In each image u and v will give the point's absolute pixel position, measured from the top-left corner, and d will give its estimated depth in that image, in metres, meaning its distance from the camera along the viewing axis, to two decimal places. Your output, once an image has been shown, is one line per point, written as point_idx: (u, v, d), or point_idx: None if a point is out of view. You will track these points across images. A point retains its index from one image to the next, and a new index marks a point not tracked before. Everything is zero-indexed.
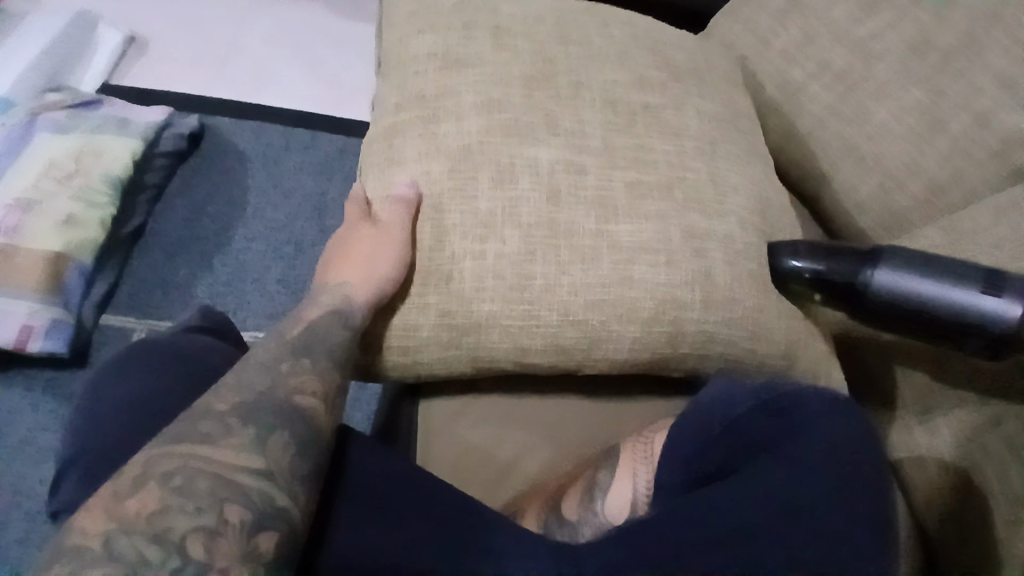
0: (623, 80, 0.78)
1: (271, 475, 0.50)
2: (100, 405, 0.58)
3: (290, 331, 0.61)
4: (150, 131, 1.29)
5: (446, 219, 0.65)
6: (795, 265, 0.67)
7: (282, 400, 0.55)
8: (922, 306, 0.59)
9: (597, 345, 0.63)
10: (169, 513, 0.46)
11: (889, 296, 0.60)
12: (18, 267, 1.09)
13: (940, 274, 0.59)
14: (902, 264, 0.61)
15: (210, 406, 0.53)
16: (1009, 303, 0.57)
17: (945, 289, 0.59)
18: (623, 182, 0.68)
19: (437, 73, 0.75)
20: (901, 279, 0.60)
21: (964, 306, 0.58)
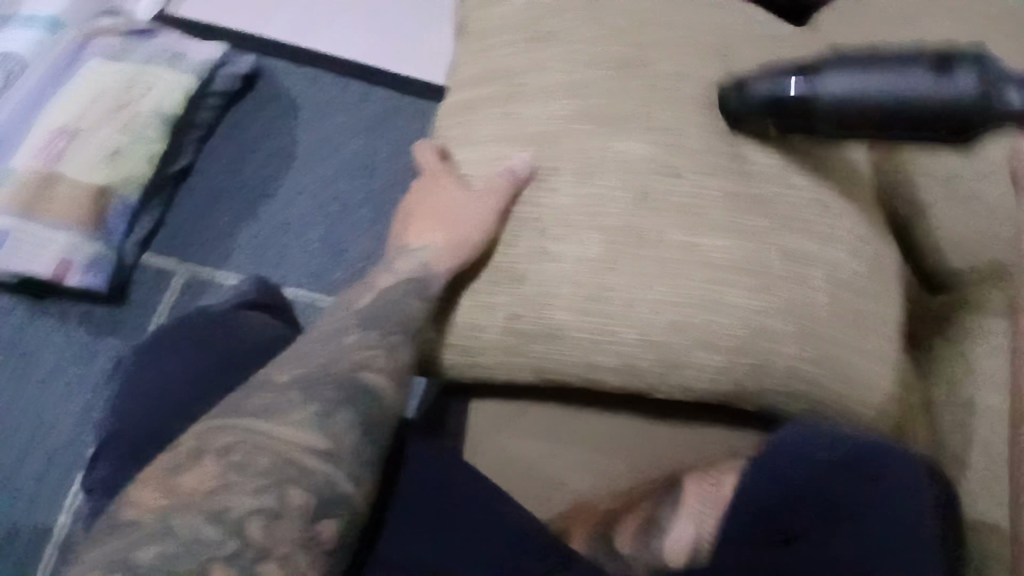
0: (730, 66, 0.69)
1: (332, 455, 0.47)
2: (146, 379, 0.54)
3: (360, 300, 0.58)
4: (205, 69, 1.23)
5: (523, 214, 0.59)
6: (736, 97, 0.62)
7: (345, 373, 0.51)
8: (889, 92, 0.53)
9: (672, 368, 0.58)
10: (227, 492, 0.45)
11: (833, 101, 0.56)
12: (60, 199, 1.07)
13: (871, 63, 0.55)
14: (837, 69, 0.56)
15: (271, 377, 0.51)
16: (956, 76, 0.52)
17: (895, 78, 0.53)
18: (721, 190, 0.61)
19: (522, 46, 0.68)
20: (836, 77, 0.56)
21: (900, 91, 0.53)
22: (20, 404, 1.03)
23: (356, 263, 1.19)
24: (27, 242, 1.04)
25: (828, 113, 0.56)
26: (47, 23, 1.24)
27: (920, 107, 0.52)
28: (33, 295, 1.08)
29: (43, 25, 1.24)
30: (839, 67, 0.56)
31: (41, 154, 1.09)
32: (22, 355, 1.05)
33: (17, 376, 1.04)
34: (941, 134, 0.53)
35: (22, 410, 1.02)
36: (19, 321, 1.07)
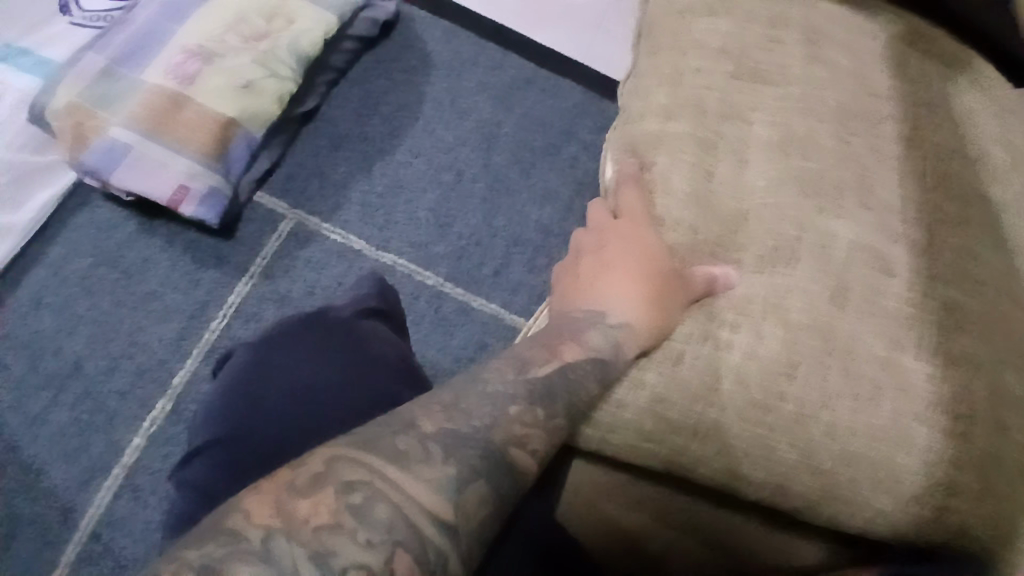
0: (962, 150, 0.58)
1: (457, 529, 0.38)
2: (261, 391, 0.51)
3: (534, 364, 0.47)
4: (349, 8, 1.16)
5: (695, 283, 0.51)
6: None
7: (496, 441, 0.42)
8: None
9: (829, 499, 0.48)
10: (339, 534, 0.35)
11: None
12: (185, 123, 1.03)
13: None
14: None
15: (414, 421, 0.41)
16: None
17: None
18: (934, 301, 0.52)
19: (726, 81, 0.59)
20: None
21: None
22: (110, 320, 0.99)
23: (461, 242, 1.11)
24: (147, 160, 1.01)
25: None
26: None
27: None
28: (145, 213, 1.05)
29: None
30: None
31: (172, 72, 1.05)
32: (120, 271, 1.01)
33: (114, 290, 1.00)
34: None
35: (115, 325, 0.98)
36: (125, 234, 1.03)
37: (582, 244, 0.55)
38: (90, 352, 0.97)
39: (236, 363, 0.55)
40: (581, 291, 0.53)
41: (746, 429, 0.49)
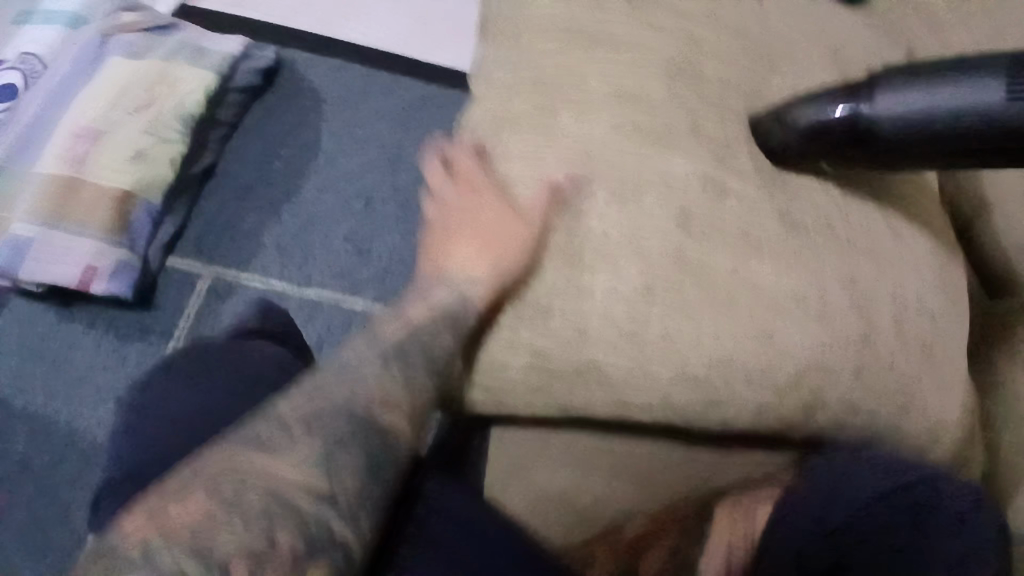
0: (784, 73, 0.63)
1: (332, 497, 0.43)
2: (156, 426, 0.52)
3: (383, 329, 0.53)
4: (227, 63, 1.17)
5: (552, 239, 0.54)
6: (778, 133, 0.56)
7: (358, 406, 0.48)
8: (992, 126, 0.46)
9: (710, 405, 0.53)
10: (214, 529, 0.40)
11: (880, 122, 0.50)
12: (84, 203, 1.03)
13: (924, 74, 0.49)
14: (889, 80, 0.50)
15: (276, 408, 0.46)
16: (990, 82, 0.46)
17: (972, 90, 0.46)
18: (772, 208, 0.55)
19: (557, 50, 0.61)
20: (887, 93, 0.49)
21: (956, 102, 0.47)
22: (43, 412, 0.98)
23: (382, 262, 1.12)
24: (53, 248, 1.01)
25: (947, 142, 0.48)
26: (69, 19, 1.17)
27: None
28: (60, 301, 1.04)
29: (62, 20, 1.18)
30: (897, 89, 0.49)
31: (67, 158, 1.05)
32: (45, 361, 1.01)
33: (43, 383, 0.99)
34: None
35: (51, 417, 0.98)
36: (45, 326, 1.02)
37: (433, 217, 0.63)
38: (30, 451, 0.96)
39: (128, 407, 0.55)
40: (436, 252, 0.61)
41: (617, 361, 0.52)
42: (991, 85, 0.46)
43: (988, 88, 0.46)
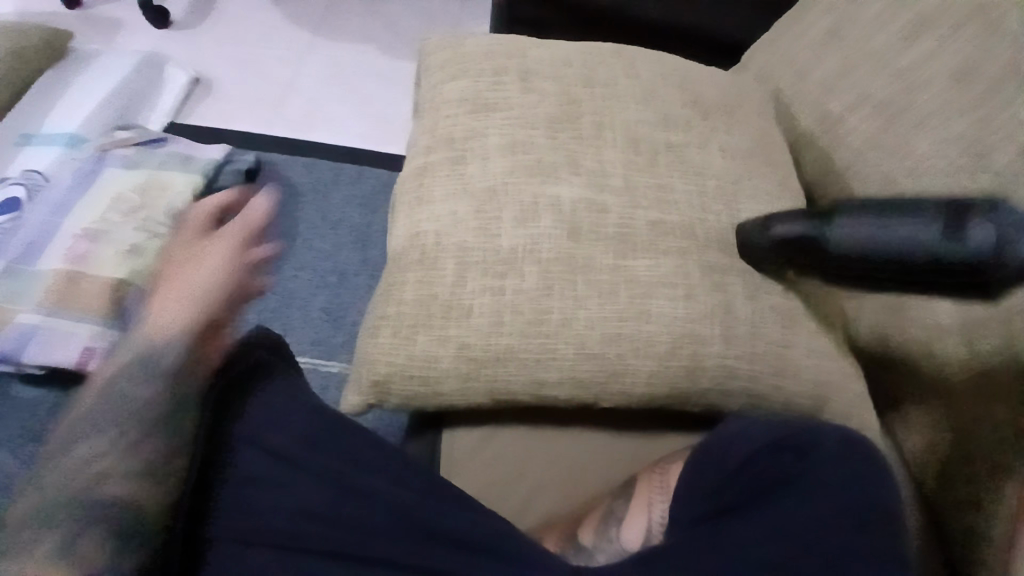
0: (649, 118, 0.81)
1: None
2: (160, 423, 0.67)
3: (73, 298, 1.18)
4: (210, 167, 1.36)
5: (475, 254, 0.70)
6: (760, 238, 0.70)
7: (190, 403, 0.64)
8: (915, 253, 0.57)
9: (609, 376, 0.66)
10: None
11: (842, 246, 0.61)
12: (84, 295, 1.17)
13: (872, 213, 0.61)
14: (854, 215, 0.61)
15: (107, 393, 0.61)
16: (969, 228, 0.56)
17: (899, 227, 0.59)
18: (645, 220, 0.72)
19: (467, 117, 0.79)
20: (849, 226, 0.61)
21: (907, 239, 0.58)
22: None
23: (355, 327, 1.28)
24: (55, 334, 1.14)
25: (903, 270, 0.59)
26: (68, 139, 1.39)
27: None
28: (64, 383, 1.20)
29: (63, 141, 1.39)
30: (857, 221, 0.61)
31: (66, 256, 1.20)
32: None
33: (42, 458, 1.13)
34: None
35: None
36: (51, 408, 1.17)
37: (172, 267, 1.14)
38: None
39: None
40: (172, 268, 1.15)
41: (529, 348, 0.66)
42: (987, 226, 0.55)
43: (978, 231, 0.55)
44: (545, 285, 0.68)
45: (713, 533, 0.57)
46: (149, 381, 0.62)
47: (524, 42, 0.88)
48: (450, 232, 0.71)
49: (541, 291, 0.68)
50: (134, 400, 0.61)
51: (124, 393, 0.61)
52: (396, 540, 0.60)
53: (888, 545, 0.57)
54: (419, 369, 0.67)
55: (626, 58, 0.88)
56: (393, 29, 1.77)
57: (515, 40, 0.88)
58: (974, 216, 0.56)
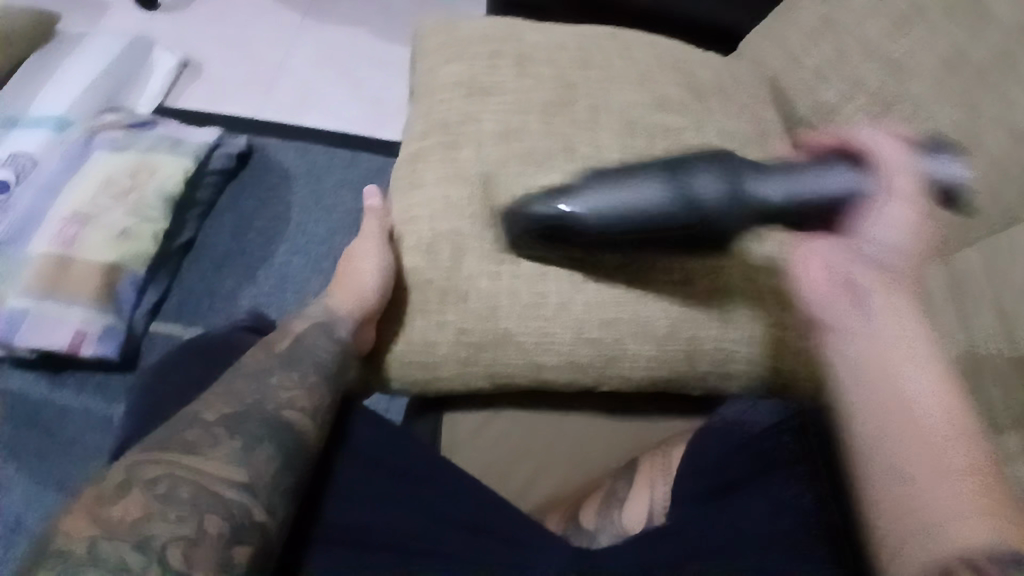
0: (644, 103, 0.80)
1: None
2: (148, 406, 0.67)
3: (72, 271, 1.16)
4: (202, 150, 1.35)
5: (469, 239, 0.70)
6: (519, 219, 0.66)
7: (270, 410, 0.57)
8: (649, 212, 0.62)
9: (609, 361, 0.67)
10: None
11: (586, 216, 0.63)
12: (73, 279, 1.15)
13: (602, 181, 0.64)
14: (580, 189, 0.64)
15: (197, 415, 0.55)
16: (693, 180, 0.63)
17: (637, 192, 0.63)
18: None
19: (462, 100, 0.78)
20: (577, 197, 0.63)
21: (635, 201, 0.62)
22: (45, 474, 1.10)
23: None
24: (46, 318, 1.13)
25: (654, 234, 0.63)
26: (55, 122, 1.35)
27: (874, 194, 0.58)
28: (54, 369, 1.19)
29: (49, 124, 1.35)
30: (580, 195, 0.63)
31: (57, 239, 1.18)
32: (42, 429, 1.14)
33: (34, 444, 1.12)
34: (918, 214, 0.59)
35: (42, 448, 1.12)
36: (42, 395, 1.17)
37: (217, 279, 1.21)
38: (29, 511, 1.07)
39: (134, 398, 0.70)
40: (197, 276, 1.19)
41: (531, 331, 0.67)
42: (707, 175, 0.63)
43: (761, 184, 0.62)
44: (539, 269, 0.68)
45: (723, 512, 0.59)
46: (307, 375, 0.61)
47: (519, 26, 0.87)
48: (444, 216, 0.71)
49: (535, 276, 0.68)
50: (288, 385, 0.60)
51: (275, 377, 0.60)
52: (406, 530, 0.59)
53: None
54: (422, 355, 0.68)
55: (622, 43, 0.87)
56: (385, 13, 1.75)
57: (510, 24, 0.87)
58: (701, 168, 0.64)
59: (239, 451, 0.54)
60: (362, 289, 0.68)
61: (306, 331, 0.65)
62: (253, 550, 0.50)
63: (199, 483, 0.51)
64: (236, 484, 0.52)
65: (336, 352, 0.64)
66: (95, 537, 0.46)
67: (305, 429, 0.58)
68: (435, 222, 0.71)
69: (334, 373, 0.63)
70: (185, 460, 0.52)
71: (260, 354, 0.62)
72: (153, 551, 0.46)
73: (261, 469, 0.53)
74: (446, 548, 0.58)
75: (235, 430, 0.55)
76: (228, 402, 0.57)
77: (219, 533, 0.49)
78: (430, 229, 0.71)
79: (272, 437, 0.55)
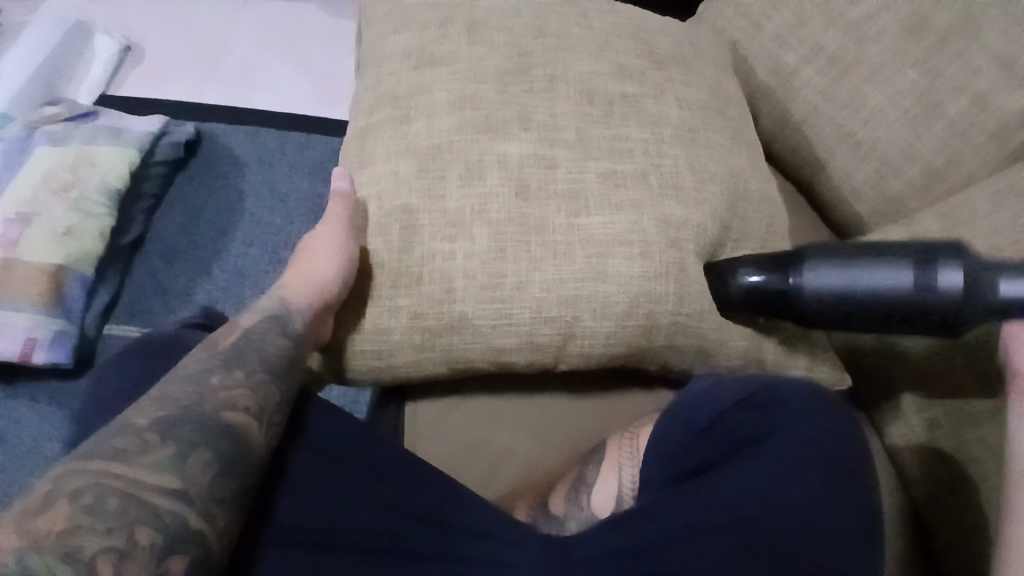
0: (601, 69, 0.77)
1: None
2: (90, 412, 0.63)
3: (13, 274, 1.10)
4: (147, 140, 1.28)
5: (421, 218, 0.66)
6: (730, 285, 0.67)
7: (207, 412, 0.54)
8: (854, 301, 0.61)
9: (570, 337, 0.65)
10: None
11: (819, 296, 0.62)
12: (17, 283, 1.09)
13: (843, 260, 0.62)
14: (822, 261, 0.62)
15: (128, 421, 0.52)
16: (922, 273, 0.59)
17: (888, 275, 0.60)
18: (596, 174, 0.70)
19: (411, 72, 0.75)
20: (821, 274, 0.62)
21: (844, 288, 0.61)
22: None
23: None
24: None
25: (807, 319, 0.64)
26: None
27: (864, 301, 0.61)
28: (5, 378, 1.14)
29: None
30: (833, 266, 0.62)
31: None
32: None
33: None
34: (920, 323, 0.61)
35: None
36: None
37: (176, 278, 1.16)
38: None
39: (78, 404, 0.66)
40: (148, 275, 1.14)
41: (486, 312, 0.64)
42: (921, 271, 0.59)
43: (922, 276, 0.59)
44: (496, 246, 0.65)
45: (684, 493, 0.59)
46: (249, 374, 0.58)
47: None
48: (395, 195, 0.68)
49: (491, 254, 0.65)
50: (229, 384, 0.57)
51: (213, 376, 0.57)
52: (363, 529, 0.57)
53: (846, 495, 0.58)
54: (375, 342, 0.66)
55: (577, 7, 0.84)
56: None
57: None
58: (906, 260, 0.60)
59: (172, 457, 0.50)
60: (317, 279, 0.64)
61: (254, 325, 0.63)
62: (191, 559, 0.48)
63: (125, 494, 0.47)
64: (170, 492, 0.49)
65: (279, 347, 0.61)
66: (15, 556, 0.43)
67: (246, 428, 0.55)
68: (386, 203, 0.68)
69: (281, 370, 0.60)
70: (112, 467, 0.48)
71: (202, 353, 0.59)
72: (83, 564, 0.44)
73: (195, 478, 0.50)
74: (410, 546, 0.57)
75: (168, 436, 0.51)
76: (162, 406, 0.53)
77: (150, 544, 0.46)
78: (382, 211, 0.68)
79: (209, 441, 0.52)
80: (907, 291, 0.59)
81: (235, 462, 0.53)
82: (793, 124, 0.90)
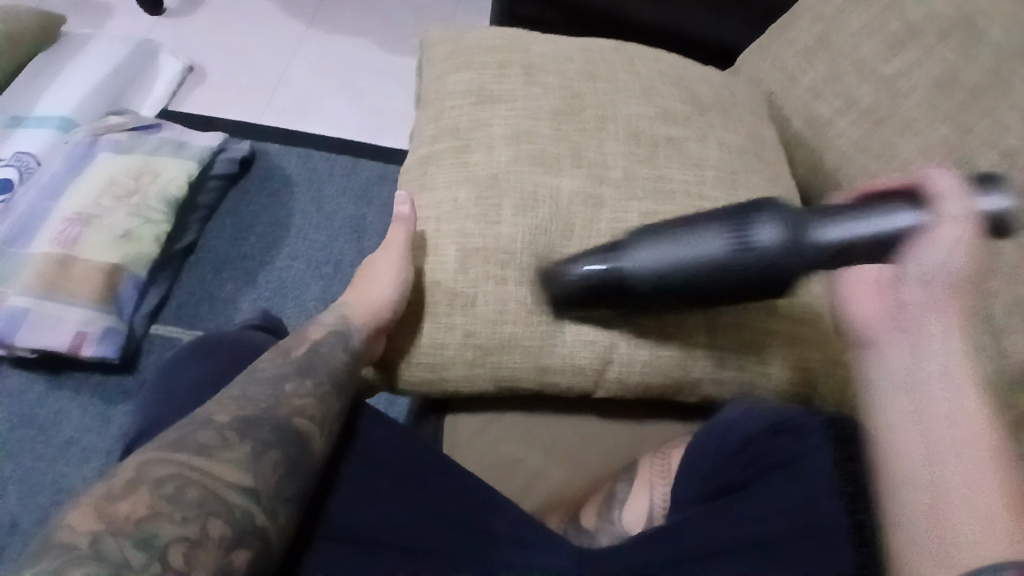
0: (648, 113, 0.82)
1: None
2: (150, 402, 0.68)
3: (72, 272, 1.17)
4: (206, 155, 1.36)
5: (474, 242, 0.71)
6: (557, 283, 0.67)
7: (283, 416, 0.58)
8: (664, 278, 0.62)
9: (611, 363, 0.70)
10: None
11: (645, 275, 0.63)
12: (75, 280, 1.16)
13: (673, 236, 0.63)
14: (640, 243, 0.64)
15: (212, 417, 0.56)
16: (751, 231, 0.61)
17: (703, 243, 0.61)
18: (639, 212, 0.74)
19: (471, 107, 0.80)
20: (647, 253, 0.63)
21: (681, 261, 0.62)
22: (37, 471, 1.10)
23: None
24: (46, 319, 1.14)
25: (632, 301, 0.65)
26: (61, 122, 1.38)
27: (688, 271, 0.62)
28: (53, 370, 1.19)
29: (54, 124, 1.38)
30: (657, 246, 0.63)
31: (58, 240, 1.19)
32: (40, 427, 1.14)
33: (31, 444, 1.12)
34: (754, 280, 0.62)
35: (40, 448, 1.12)
36: (40, 395, 1.17)
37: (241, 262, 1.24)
38: (22, 510, 1.06)
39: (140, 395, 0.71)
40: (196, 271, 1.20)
41: (532, 337, 0.69)
42: (761, 228, 0.60)
43: (757, 234, 0.60)
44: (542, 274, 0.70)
45: (711, 514, 0.61)
46: (320, 383, 0.62)
47: (526, 38, 0.89)
48: (450, 220, 0.73)
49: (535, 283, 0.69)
50: (302, 392, 0.61)
51: (288, 383, 0.61)
52: (403, 530, 0.61)
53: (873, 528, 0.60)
54: (426, 358, 0.70)
55: (626, 56, 0.89)
56: (390, 24, 1.77)
57: (517, 36, 0.89)
58: (761, 216, 0.61)
59: (250, 456, 0.54)
60: (383, 296, 0.70)
61: (323, 338, 0.67)
62: (251, 551, 0.51)
63: (207, 485, 0.51)
64: (244, 487, 0.53)
65: (335, 355, 0.66)
66: (97, 532, 0.46)
67: (313, 439, 0.58)
68: (438, 229, 0.73)
69: (342, 382, 0.64)
70: (197, 462, 0.52)
71: (276, 359, 0.64)
72: (155, 550, 0.46)
73: (268, 475, 0.54)
74: (452, 550, 0.60)
75: (247, 433, 0.56)
76: (243, 405, 0.58)
77: (221, 536, 0.50)
78: (437, 233, 0.73)
79: (280, 442, 0.56)
80: (720, 255, 0.61)
81: (303, 469, 0.56)
82: (826, 174, 0.94)
